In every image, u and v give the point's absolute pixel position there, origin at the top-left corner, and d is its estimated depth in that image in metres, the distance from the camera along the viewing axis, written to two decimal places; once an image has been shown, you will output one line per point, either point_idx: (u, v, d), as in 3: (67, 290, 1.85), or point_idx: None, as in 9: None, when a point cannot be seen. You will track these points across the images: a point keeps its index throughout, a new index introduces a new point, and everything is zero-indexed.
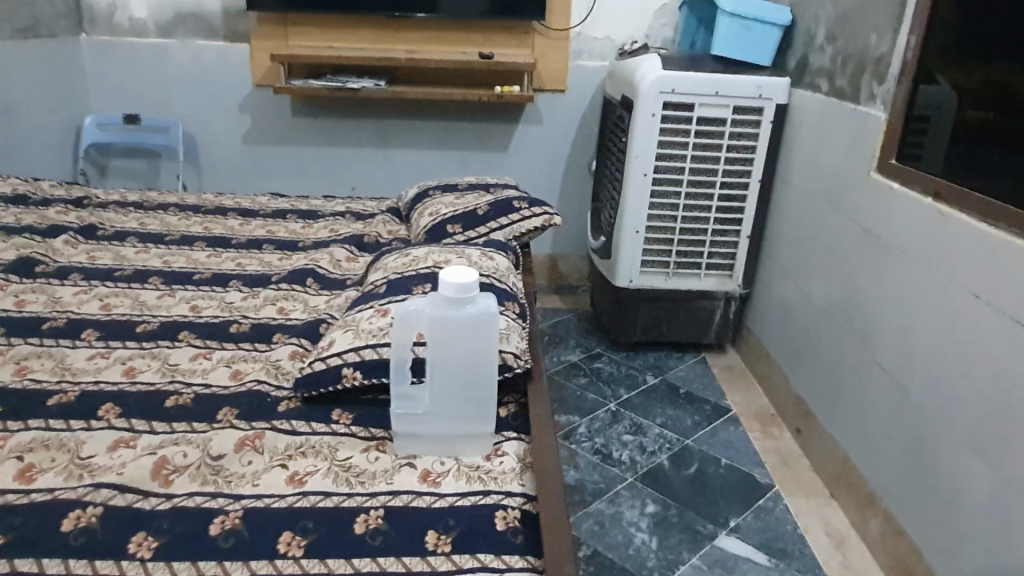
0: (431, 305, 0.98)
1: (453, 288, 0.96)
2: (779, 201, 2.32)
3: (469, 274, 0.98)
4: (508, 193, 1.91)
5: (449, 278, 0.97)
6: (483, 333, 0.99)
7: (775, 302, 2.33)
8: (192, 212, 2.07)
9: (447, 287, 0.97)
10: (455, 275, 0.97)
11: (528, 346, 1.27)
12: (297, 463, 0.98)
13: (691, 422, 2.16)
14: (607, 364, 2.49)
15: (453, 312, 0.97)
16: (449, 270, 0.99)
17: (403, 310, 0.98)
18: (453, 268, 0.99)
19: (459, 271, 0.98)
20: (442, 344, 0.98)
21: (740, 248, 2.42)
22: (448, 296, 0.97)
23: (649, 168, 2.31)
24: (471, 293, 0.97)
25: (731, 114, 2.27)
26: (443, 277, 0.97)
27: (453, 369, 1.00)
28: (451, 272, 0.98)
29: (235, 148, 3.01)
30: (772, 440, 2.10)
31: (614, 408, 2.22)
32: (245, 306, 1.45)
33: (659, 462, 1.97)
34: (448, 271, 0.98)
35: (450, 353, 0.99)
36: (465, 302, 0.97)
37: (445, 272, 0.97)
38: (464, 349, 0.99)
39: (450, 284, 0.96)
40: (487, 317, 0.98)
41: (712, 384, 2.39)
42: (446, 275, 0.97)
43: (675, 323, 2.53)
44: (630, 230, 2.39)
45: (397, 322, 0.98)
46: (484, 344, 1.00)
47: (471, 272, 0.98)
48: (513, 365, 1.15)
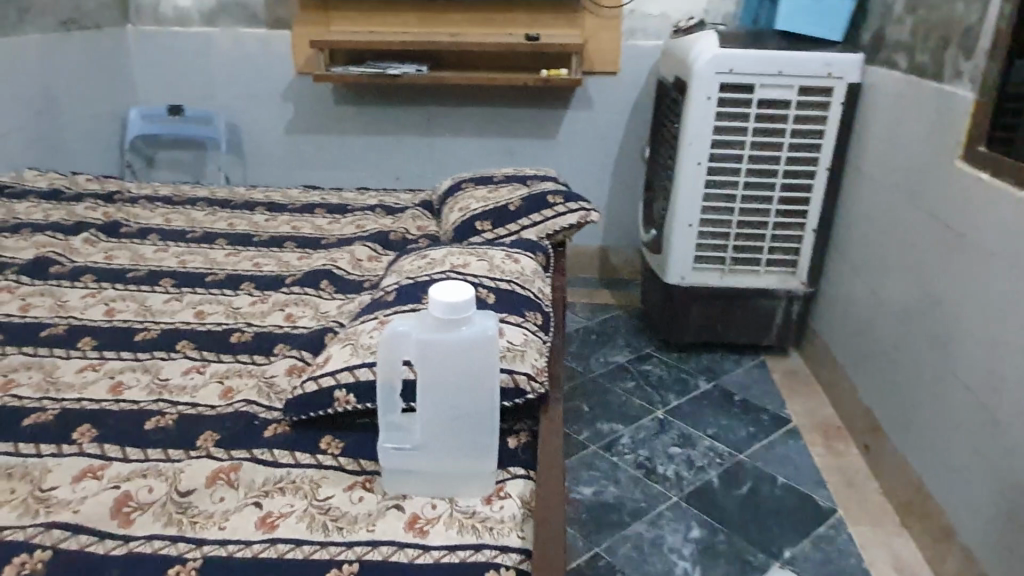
0: (421, 326, 0.84)
1: (444, 308, 0.82)
2: (850, 191, 2.10)
3: (463, 291, 0.84)
4: (545, 185, 1.75)
5: (438, 297, 0.83)
6: (481, 359, 0.85)
7: (844, 303, 2.11)
8: (220, 207, 2.00)
9: (437, 307, 0.83)
10: (446, 293, 0.83)
11: (548, 365, 1.13)
12: (273, 502, 0.88)
13: (746, 435, 1.98)
14: (656, 366, 2.33)
15: (445, 337, 0.83)
16: (440, 285, 0.85)
17: (388, 334, 0.85)
18: (445, 283, 0.85)
19: (451, 288, 0.84)
20: (433, 373, 0.84)
21: (804, 242, 2.20)
22: (439, 317, 0.83)
23: (703, 157, 2.13)
24: (466, 312, 0.83)
25: (796, 95, 2.05)
26: (432, 294, 0.83)
27: (446, 400, 0.86)
28: (441, 289, 0.84)
29: (277, 138, 2.95)
30: (837, 457, 1.90)
31: (662, 416, 2.06)
32: (251, 312, 1.36)
33: (708, 480, 1.80)
34: (439, 287, 0.84)
35: (443, 383, 0.85)
36: (459, 323, 0.83)
37: (434, 289, 0.83)
38: (457, 377, 0.85)
39: (440, 304, 0.82)
40: (485, 340, 0.84)
41: (771, 392, 2.19)
42: (436, 293, 0.83)
43: (732, 324, 2.33)
44: (682, 223, 2.21)
45: (382, 349, 0.85)
46: (482, 371, 0.86)
47: (465, 289, 0.84)
48: (526, 389, 1.02)
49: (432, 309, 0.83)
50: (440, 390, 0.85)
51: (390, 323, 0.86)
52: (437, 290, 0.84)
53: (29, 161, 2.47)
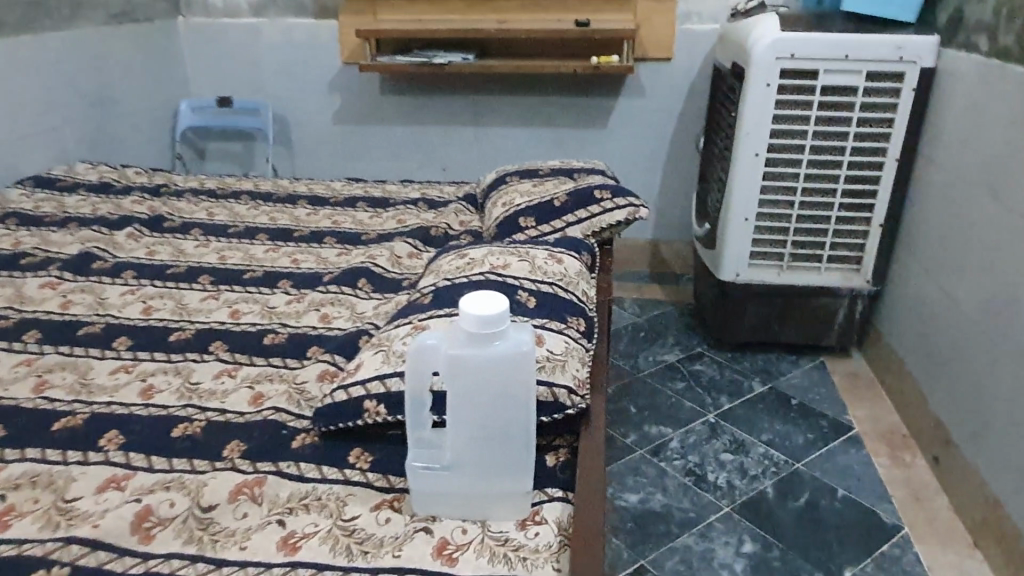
0: (451, 339, 0.78)
1: (475, 322, 0.76)
2: (922, 184, 1.96)
3: (497, 303, 0.77)
4: (593, 179, 1.67)
5: (469, 309, 0.76)
6: (514, 377, 0.79)
7: (912, 303, 1.99)
8: (263, 200, 1.98)
9: (467, 319, 0.76)
10: (479, 306, 0.77)
11: (591, 376, 1.06)
12: (298, 519, 0.84)
13: (803, 442, 1.88)
14: (708, 366, 2.23)
15: (476, 352, 0.77)
16: (473, 295, 0.78)
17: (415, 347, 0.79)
18: (478, 293, 0.79)
19: (483, 299, 0.78)
20: (463, 391, 0.78)
21: (870, 238, 2.08)
22: (470, 331, 0.77)
23: (761, 147, 2.01)
24: (499, 326, 0.77)
25: (864, 81, 1.92)
26: (462, 305, 0.77)
27: (479, 418, 0.80)
28: (473, 300, 0.78)
29: (325, 129, 2.92)
30: (902, 468, 1.78)
31: (713, 420, 1.97)
32: (286, 312, 1.33)
33: (762, 491, 1.71)
34: (471, 298, 0.78)
35: (474, 401, 0.79)
36: (491, 338, 0.77)
37: (465, 300, 0.77)
38: (491, 395, 0.79)
39: (471, 317, 0.76)
40: (519, 357, 0.78)
41: (831, 396, 2.08)
42: (467, 304, 0.77)
43: (790, 323, 2.22)
44: (738, 217, 2.10)
45: (410, 363, 0.79)
46: (516, 388, 0.79)
47: (499, 300, 0.78)
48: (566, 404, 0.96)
49: (462, 321, 0.77)
50: (471, 408, 0.79)
51: (418, 335, 0.80)
52: (469, 301, 0.78)
53: (82, 154, 2.50)
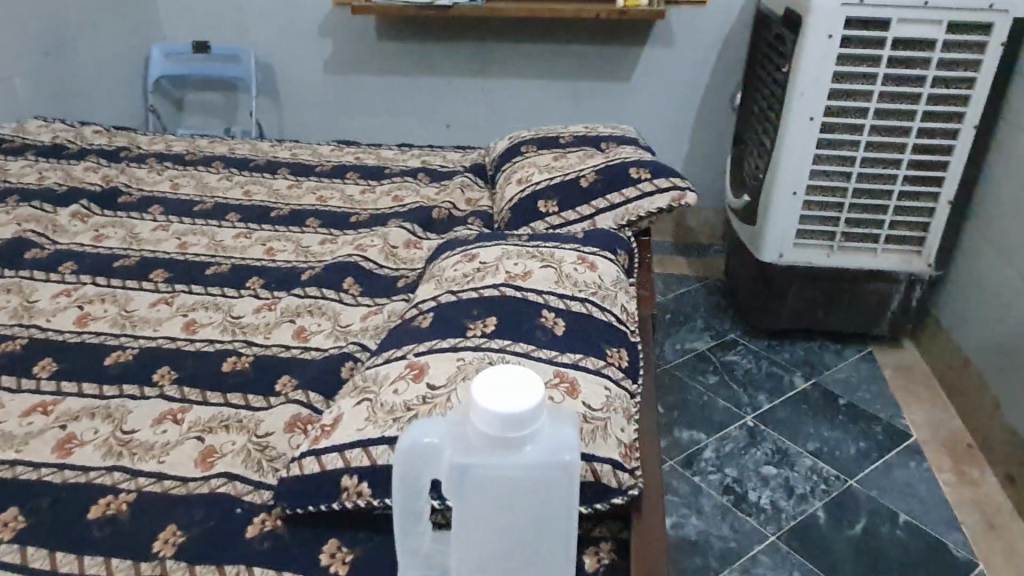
0: (460, 435, 0.54)
1: (497, 423, 0.51)
2: (1008, 155, 1.68)
3: (530, 394, 0.52)
4: (625, 153, 1.40)
5: (488, 402, 0.51)
6: (550, 493, 0.54)
7: (986, 294, 1.73)
8: (238, 169, 1.71)
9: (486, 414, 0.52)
10: (503, 401, 0.51)
11: (640, 433, 0.83)
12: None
13: (855, 453, 1.65)
14: (743, 356, 1.99)
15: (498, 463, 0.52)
16: (495, 374, 0.54)
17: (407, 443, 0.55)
18: (503, 373, 0.54)
19: (510, 386, 0.52)
20: (476, 513, 0.54)
21: (937, 216, 1.81)
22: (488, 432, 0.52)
23: (817, 110, 1.72)
24: (531, 427, 0.52)
25: (945, 33, 1.62)
26: (477, 393, 0.52)
27: (498, 547, 0.55)
28: (494, 385, 0.53)
29: (315, 79, 2.61)
30: (970, 487, 1.56)
31: (752, 424, 1.73)
32: (253, 325, 1.08)
33: (812, 514, 1.49)
34: (493, 379, 0.53)
35: (492, 528, 0.55)
36: (519, 442, 0.52)
37: (480, 385, 0.52)
38: (515, 516, 0.54)
39: (492, 417, 0.51)
40: (559, 469, 0.53)
41: (884, 395, 1.84)
42: (483, 392, 0.52)
43: (836, 309, 1.97)
44: (785, 190, 1.82)
45: (398, 466, 0.55)
46: (554, 510, 0.55)
47: (534, 389, 0.52)
48: (612, 484, 0.72)
49: (476, 415, 0.52)
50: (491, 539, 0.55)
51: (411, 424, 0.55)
52: (487, 382, 0.53)
53: (38, 109, 2.22)
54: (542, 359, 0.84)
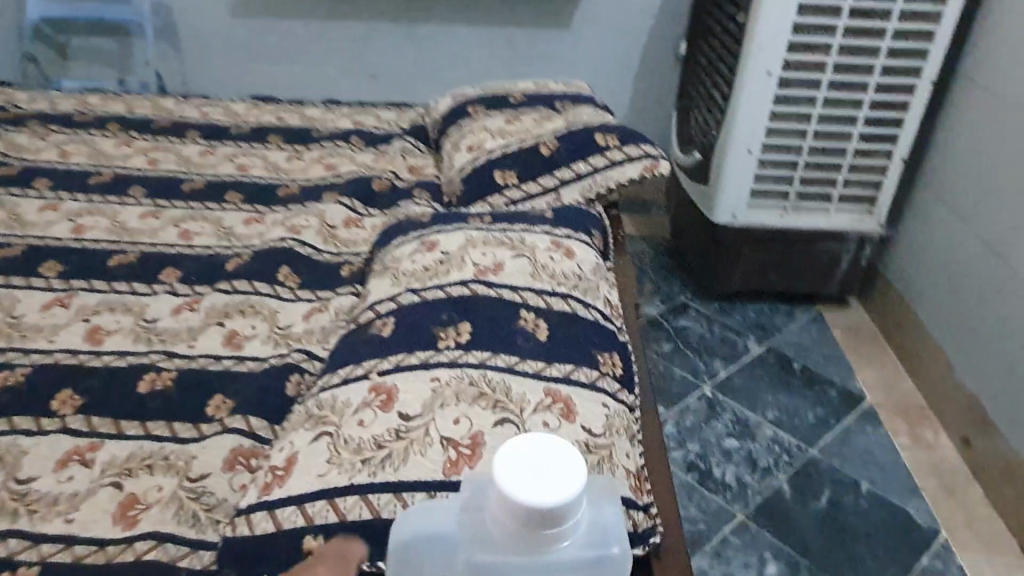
0: (475, 526, 0.47)
1: (524, 512, 0.43)
2: (964, 113, 1.65)
3: (567, 475, 0.44)
4: (585, 114, 1.27)
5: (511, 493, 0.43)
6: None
7: (937, 254, 1.72)
8: (138, 132, 1.48)
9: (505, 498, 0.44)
10: (532, 484, 0.43)
11: (650, 465, 0.76)
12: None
13: (814, 420, 1.62)
14: (695, 321, 1.93)
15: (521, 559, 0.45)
16: (518, 443, 0.46)
17: (408, 536, 0.49)
18: (531, 444, 0.46)
19: (543, 471, 0.44)
20: None
21: (890, 174, 1.77)
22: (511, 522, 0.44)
23: (775, 64, 1.62)
24: (571, 519, 0.44)
25: None
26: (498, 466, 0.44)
27: None
28: (521, 459, 0.45)
29: (218, 24, 2.26)
30: (926, 451, 1.56)
31: (710, 393, 1.68)
32: (172, 331, 0.91)
33: (777, 489, 1.45)
34: (517, 448, 0.45)
35: None
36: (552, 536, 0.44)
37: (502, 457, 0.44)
38: None
39: (516, 503, 0.43)
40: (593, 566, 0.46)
41: (836, 357, 1.82)
42: (504, 465, 0.44)
43: (787, 271, 1.93)
44: (740, 149, 1.74)
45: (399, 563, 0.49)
46: None
47: (570, 466, 0.44)
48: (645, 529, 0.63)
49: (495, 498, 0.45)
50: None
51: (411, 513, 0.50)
52: (512, 459, 0.45)
53: None
54: (529, 374, 0.72)
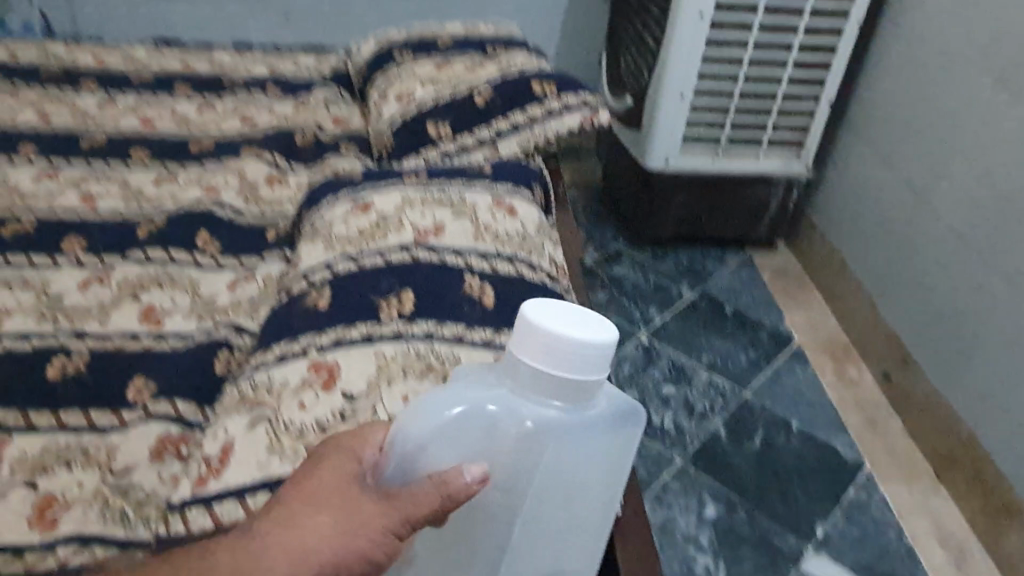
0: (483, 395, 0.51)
1: (551, 343, 0.48)
2: (888, 57, 1.66)
3: (591, 329, 0.49)
4: (520, 60, 1.21)
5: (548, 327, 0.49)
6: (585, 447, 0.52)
7: (860, 196, 1.76)
8: (24, 80, 1.34)
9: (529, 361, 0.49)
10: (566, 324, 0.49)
11: None
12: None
13: (746, 363, 1.66)
14: (629, 268, 1.93)
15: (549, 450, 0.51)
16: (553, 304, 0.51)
17: (414, 428, 0.49)
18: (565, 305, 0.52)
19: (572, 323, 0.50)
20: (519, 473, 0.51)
21: (817, 117, 1.78)
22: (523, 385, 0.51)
23: (707, 6, 1.59)
24: (584, 361, 0.49)
25: None
26: (530, 312, 0.50)
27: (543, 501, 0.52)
28: (553, 311, 0.50)
29: None
30: (850, 387, 1.62)
31: (646, 341, 1.70)
32: (81, 308, 0.83)
33: (713, 432, 1.49)
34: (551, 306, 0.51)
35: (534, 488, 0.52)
36: (578, 411, 0.51)
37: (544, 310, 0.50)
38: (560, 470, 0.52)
39: (550, 338, 0.49)
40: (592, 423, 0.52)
41: (765, 299, 1.86)
42: (543, 314, 0.50)
43: (718, 215, 1.94)
44: (672, 94, 1.71)
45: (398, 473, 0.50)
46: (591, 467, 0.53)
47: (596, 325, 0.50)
48: None
49: (532, 348, 0.49)
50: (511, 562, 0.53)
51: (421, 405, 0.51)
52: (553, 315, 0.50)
53: None
54: (478, 344, 0.69)
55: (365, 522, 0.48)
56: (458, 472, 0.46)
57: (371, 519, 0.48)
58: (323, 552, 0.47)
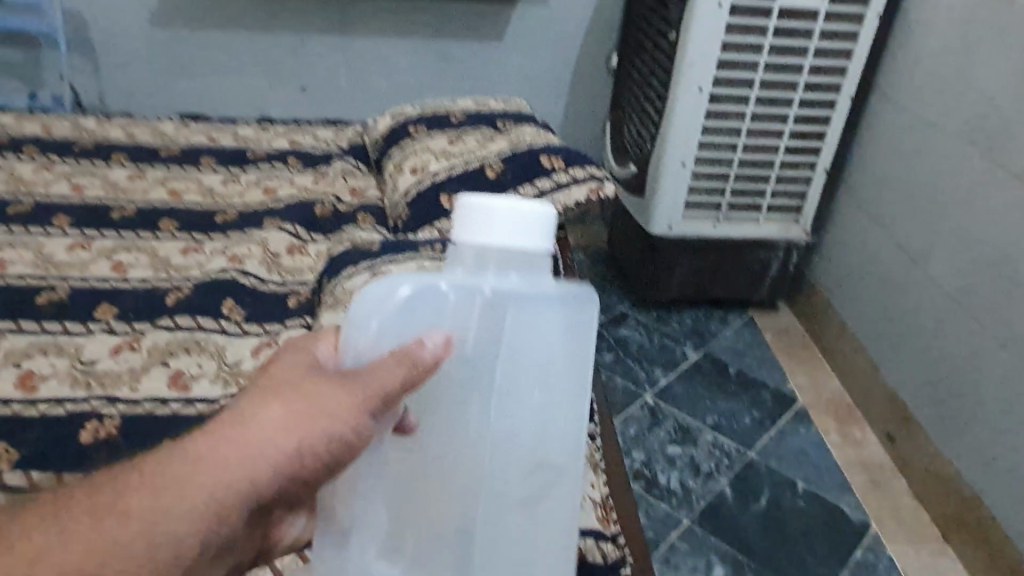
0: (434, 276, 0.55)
1: (497, 223, 0.53)
2: (880, 128, 1.74)
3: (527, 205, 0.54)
4: (529, 135, 1.29)
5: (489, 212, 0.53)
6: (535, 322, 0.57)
7: (858, 259, 1.81)
8: (59, 154, 1.41)
9: (462, 237, 0.54)
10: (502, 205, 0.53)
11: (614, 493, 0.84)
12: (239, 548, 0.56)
13: (751, 423, 1.68)
14: (634, 329, 1.97)
15: (506, 332, 0.57)
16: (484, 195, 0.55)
17: (365, 312, 0.53)
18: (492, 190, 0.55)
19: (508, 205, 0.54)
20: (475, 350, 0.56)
21: (814, 184, 1.85)
22: (462, 266, 0.55)
23: (706, 82, 1.67)
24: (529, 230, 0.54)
25: (826, 5, 1.61)
26: (467, 205, 0.54)
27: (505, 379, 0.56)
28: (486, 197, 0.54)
29: (140, 39, 2.06)
30: (855, 447, 1.64)
31: (652, 402, 1.72)
32: (112, 374, 0.88)
33: (720, 492, 1.50)
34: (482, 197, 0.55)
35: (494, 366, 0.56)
36: (528, 281, 0.55)
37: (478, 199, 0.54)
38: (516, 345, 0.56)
39: (494, 219, 0.53)
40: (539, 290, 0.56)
41: (768, 360, 1.89)
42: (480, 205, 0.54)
43: (721, 277, 1.99)
44: (674, 163, 1.78)
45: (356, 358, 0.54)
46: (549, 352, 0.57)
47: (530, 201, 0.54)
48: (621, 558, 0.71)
49: (482, 231, 0.53)
50: (498, 455, 0.57)
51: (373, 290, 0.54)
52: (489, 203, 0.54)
53: None
54: None
55: (314, 406, 0.51)
56: (420, 346, 0.51)
57: (329, 406, 0.51)
58: (279, 443, 0.50)
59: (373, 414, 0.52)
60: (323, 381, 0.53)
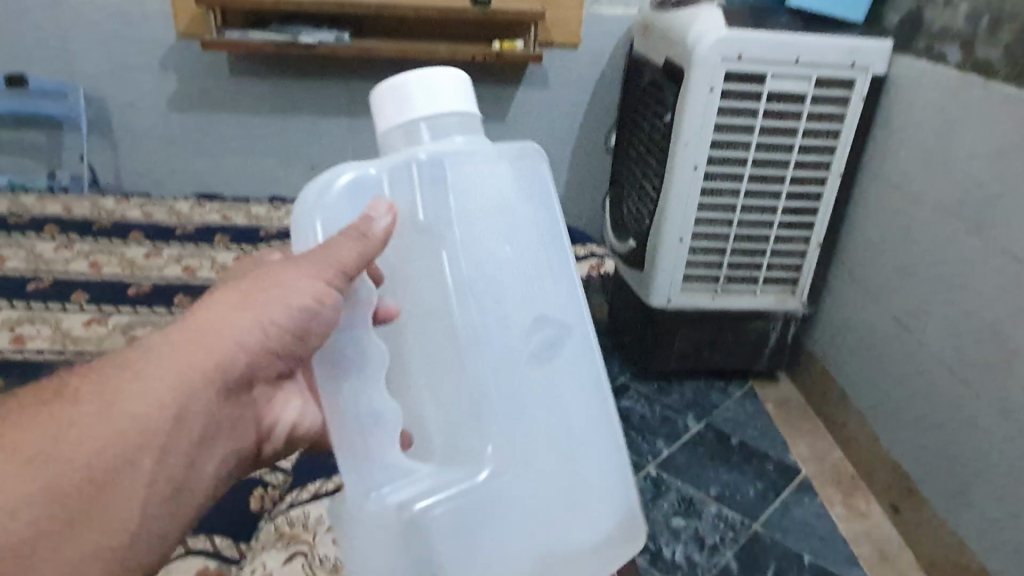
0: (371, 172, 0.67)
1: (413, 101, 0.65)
2: (870, 203, 1.80)
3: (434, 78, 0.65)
4: None
5: (405, 95, 0.65)
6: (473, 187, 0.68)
7: (855, 330, 1.84)
8: (79, 234, 1.47)
9: (386, 119, 0.66)
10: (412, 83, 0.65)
11: None
12: (246, 429, 0.64)
13: (754, 495, 1.68)
14: (636, 401, 1.99)
15: (451, 199, 0.68)
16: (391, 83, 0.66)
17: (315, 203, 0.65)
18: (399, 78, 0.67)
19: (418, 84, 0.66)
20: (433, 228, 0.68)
21: (808, 257, 1.90)
22: (396, 148, 0.67)
23: (701, 161, 1.74)
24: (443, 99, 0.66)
25: (813, 88, 1.70)
26: (384, 91, 0.65)
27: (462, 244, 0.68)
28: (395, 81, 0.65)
29: (157, 122, 2.15)
30: (860, 519, 1.64)
31: (655, 474, 1.73)
32: None
33: (725, 565, 1.49)
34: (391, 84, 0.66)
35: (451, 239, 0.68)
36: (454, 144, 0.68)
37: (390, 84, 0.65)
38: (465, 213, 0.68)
39: (409, 97, 0.65)
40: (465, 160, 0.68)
41: (770, 431, 1.90)
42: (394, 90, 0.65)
43: (720, 349, 2.02)
44: (672, 238, 1.83)
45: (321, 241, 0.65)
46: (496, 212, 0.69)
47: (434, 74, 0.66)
48: None
49: (404, 111, 0.65)
50: (486, 352, 0.68)
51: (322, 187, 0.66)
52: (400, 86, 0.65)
53: None
54: None
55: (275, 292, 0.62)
56: (370, 223, 0.63)
57: (296, 282, 0.61)
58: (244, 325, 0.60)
59: (340, 284, 0.61)
60: (287, 268, 0.63)
